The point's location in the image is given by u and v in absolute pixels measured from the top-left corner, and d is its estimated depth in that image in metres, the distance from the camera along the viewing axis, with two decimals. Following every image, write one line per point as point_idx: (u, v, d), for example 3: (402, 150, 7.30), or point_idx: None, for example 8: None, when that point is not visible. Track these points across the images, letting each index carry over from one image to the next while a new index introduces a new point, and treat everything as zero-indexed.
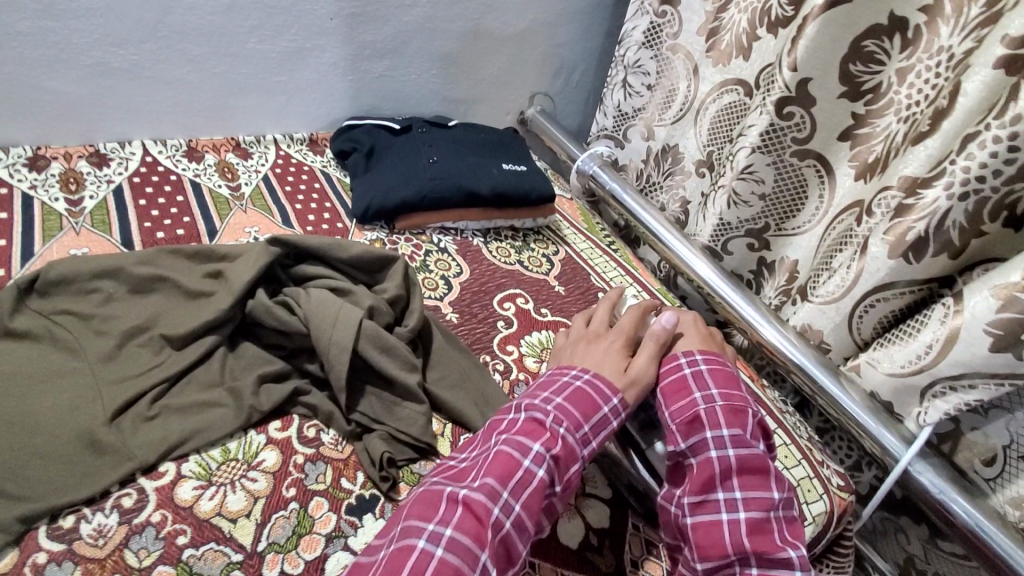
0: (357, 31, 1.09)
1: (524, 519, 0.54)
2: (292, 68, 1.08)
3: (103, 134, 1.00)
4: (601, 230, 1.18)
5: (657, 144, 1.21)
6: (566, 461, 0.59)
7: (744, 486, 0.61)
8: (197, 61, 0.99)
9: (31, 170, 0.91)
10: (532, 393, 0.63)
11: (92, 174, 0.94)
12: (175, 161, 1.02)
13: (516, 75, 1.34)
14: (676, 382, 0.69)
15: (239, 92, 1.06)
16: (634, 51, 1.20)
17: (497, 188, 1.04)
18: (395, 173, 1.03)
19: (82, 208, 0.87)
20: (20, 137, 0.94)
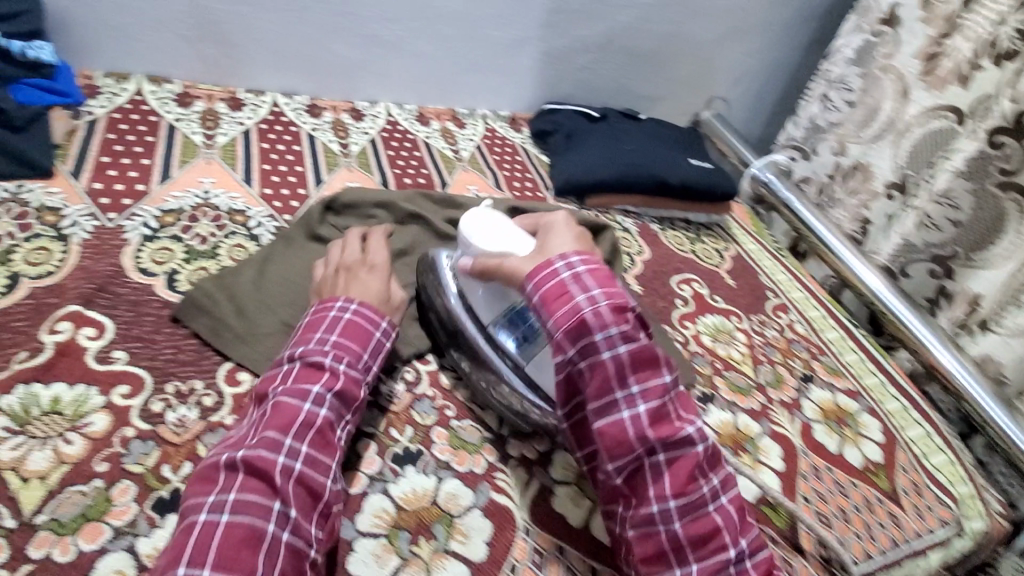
0: (514, 11, 1.13)
1: (317, 455, 0.53)
2: (436, 37, 1.12)
3: (243, 81, 1.06)
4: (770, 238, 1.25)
5: (847, 161, 1.28)
6: (353, 390, 0.58)
7: (642, 382, 0.57)
8: (356, 21, 1.05)
9: (179, 104, 0.99)
10: (301, 339, 0.59)
11: (228, 115, 1.01)
12: (297, 114, 1.07)
13: (649, 69, 1.35)
14: (597, 271, 0.60)
15: (376, 58, 1.11)
16: (842, 67, 1.28)
17: (686, 181, 1.11)
18: (595, 155, 1.12)
19: (214, 141, 0.95)
20: (174, 73, 1.02)
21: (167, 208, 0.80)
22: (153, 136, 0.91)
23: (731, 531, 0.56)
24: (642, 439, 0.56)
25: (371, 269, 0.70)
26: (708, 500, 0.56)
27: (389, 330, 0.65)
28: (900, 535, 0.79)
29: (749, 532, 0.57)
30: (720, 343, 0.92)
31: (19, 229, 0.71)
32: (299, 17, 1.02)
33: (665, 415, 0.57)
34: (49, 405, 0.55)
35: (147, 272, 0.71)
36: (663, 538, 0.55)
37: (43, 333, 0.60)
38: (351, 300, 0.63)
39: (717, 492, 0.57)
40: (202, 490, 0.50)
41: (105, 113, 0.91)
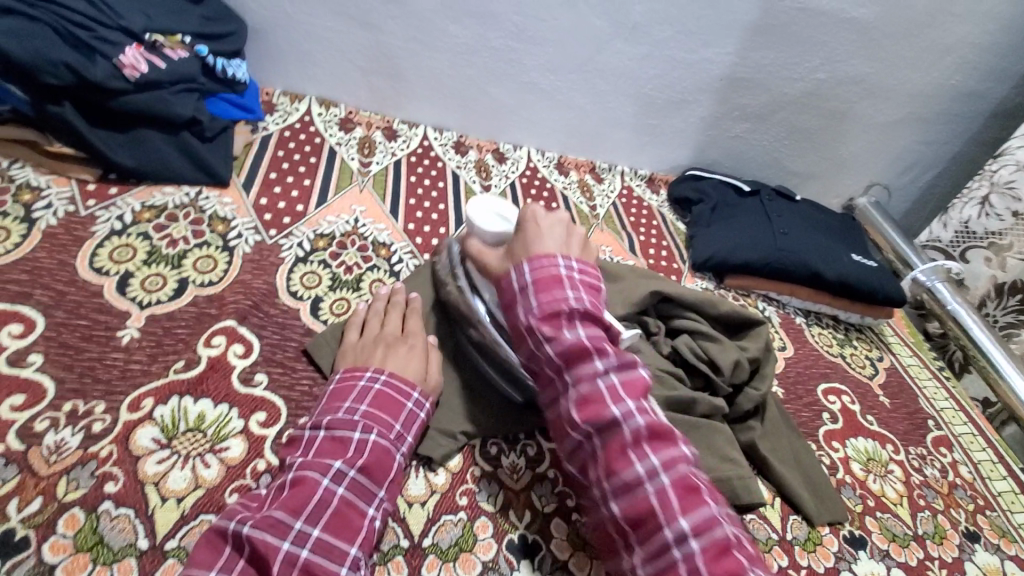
0: (680, 74, 1.09)
1: (331, 539, 0.47)
2: (593, 92, 1.10)
3: (401, 113, 1.10)
4: (929, 351, 1.09)
5: (1007, 277, 1.12)
6: (382, 467, 0.53)
7: (575, 373, 0.55)
8: (522, 71, 1.06)
9: (341, 130, 1.03)
10: (329, 408, 0.55)
11: (383, 144, 1.04)
12: (444, 150, 1.09)
13: (807, 147, 1.25)
14: (541, 278, 0.60)
15: (531, 105, 1.11)
16: (1011, 171, 1.09)
17: (845, 277, 1.00)
18: (742, 233, 1.04)
19: (368, 169, 0.98)
20: (342, 99, 1.07)
21: (321, 232, 0.82)
22: (315, 158, 0.95)
23: (665, 515, 0.49)
24: (573, 424, 0.55)
25: (410, 347, 0.63)
26: (644, 481, 0.50)
27: (424, 402, 0.60)
28: None
29: (691, 510, 0.49)
30: (872, 475, 0.79)
31: (192, 235, 0.74)
32: (466, 60, 1.04)
33: (591, 403, 0.54)
34: (194, 422, 0.55)
35: (296, 296, 0.72)
36: (608, 517, 0.53)
37: (200, 345, 0.62)
38: (381, 370, 0.59)
39: (684, 536, 0.48)
40: (207, 564, 0.45)
41: (277, 131, 0.96)
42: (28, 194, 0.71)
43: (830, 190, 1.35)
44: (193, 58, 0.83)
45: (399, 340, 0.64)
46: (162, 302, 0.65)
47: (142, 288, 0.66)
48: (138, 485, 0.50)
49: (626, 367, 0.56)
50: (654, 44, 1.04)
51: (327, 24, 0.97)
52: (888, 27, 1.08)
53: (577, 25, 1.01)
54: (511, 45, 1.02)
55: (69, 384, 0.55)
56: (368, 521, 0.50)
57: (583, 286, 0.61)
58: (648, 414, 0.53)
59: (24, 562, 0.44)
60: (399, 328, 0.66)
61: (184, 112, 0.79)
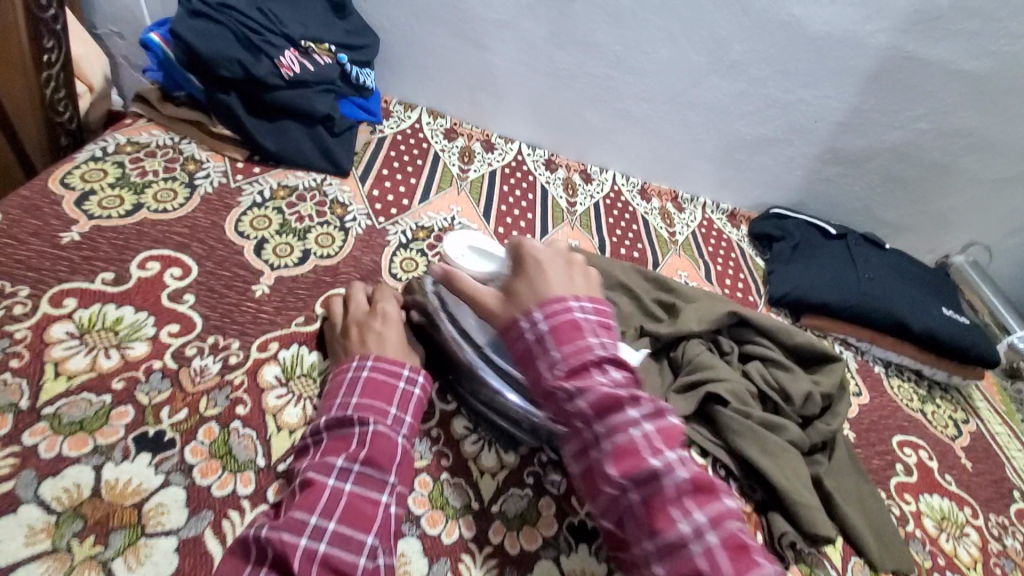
0: (775, 113, 1.11)
1: (348, 531, 0.45)
2: (685, 124, 1.14)
3: (500, 128, 1.19)
4: (1021, 423, 1.02)
5: None
6: (386, 454, 0.51)
7: (609, 424, 0.47)
8: (618, 98, 1.12)
9: (446, 138, 1.12)
10: (324, 407, 0.55)
11: (481, 155, 1.13)
12: (536, 165, 1.16)
13: (903, 197, 1.23)
14: (561, 322, 0.52)
15: (620, 132, 1.17)
16: None
17: (931, 329, 0.98)
18: (824, 274, 1.04)
19: (466, 175, 1.06)
20: (449, 110, 1.17)
21: (422, 224, 0.91)
22: (421, 161, 1.04)
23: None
24: (609, 480, 0.47)
25: (384, 321, 0.63)
26: (691, 543, 0.43)
27: (416, 376, 0.58)
28: None
29: None
30: (946, 534, 0.76)
31: (315, 214, 0.84)
32: (566, 84, 1.12)
33: (623, 457, 0.46)
34: (308, 368, 0.64)
35: (396, 278, 0.80)
36: None
37: (317, 306, 0.71)
38: (366, 357, 0.58)
39: None
40: (235, 572, 0.43)
41: (391, 134, 1.07)
42: (192, 165, 0.84)
43: (924, 244, 1.30)
44: (334, 65, 0.95)
45: (369, 317, 0.63)
46: (288, 266, 0.75)
47: (273, 253, 0.76)
48: (260, 412, 0.58)
49: (663, 414, 0.49)
50: (750, 84, 1.08)
51: (446, 44, 1.08)
52: (1000, 82, 1.06)
53: (677, 60, 1.06)
54: (611, 74, 1.09)
55: (213, 322, 0.65)
56: (382, 509, 0.48)
57: (599, 322, 0.54)
58: (693, 467, 0.46)
59: (170, 458, 0.53)
60: (365, 304, 0.66)
61: (322, 109, 0.90)
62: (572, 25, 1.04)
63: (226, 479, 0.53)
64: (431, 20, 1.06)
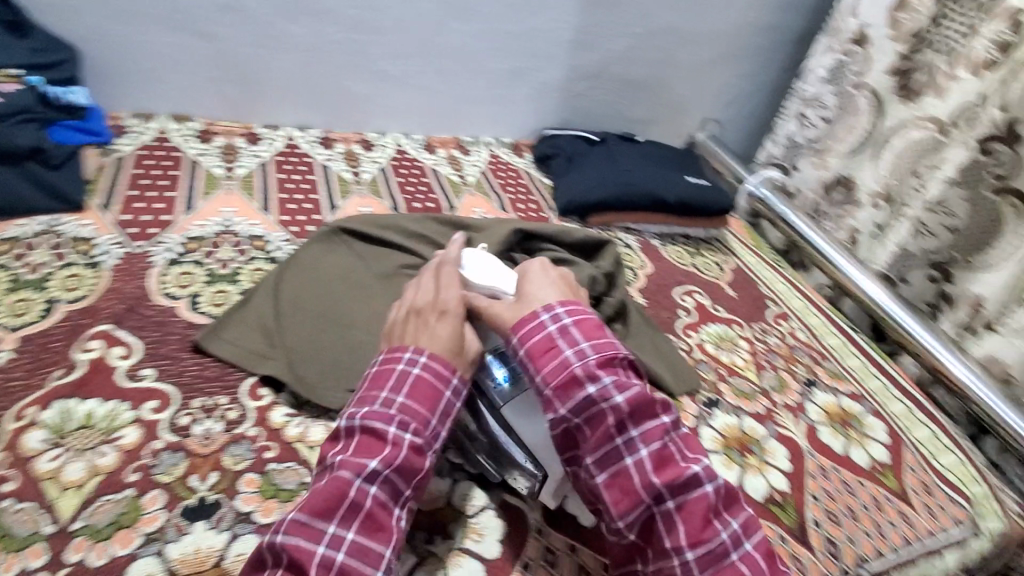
0: (514, 44, 1.20)
1: (364, 542, 0.49)
2: (439, 71, 1.18)
3: (258, 115, 1.12)
4: (766, 248, 1.27)
5: (829, 175, 1.32)
6: (412, 463, 0.52)
7: (415, 398, 0.55)
8: (365, 53, 1.11)
9: (200, 141, 1.04)
10: (366, 398, 0.54)
11: (246, 148, 1.06)
12: (311, 145, 1.12)
13: (640, 94, 1.41)
14: (416, 386, 0.55)
15: (382, 88, 1.17)
16: (815, 86, 1.35)
17: (683, 197, 1.16)
18: (594, 175, 1.17)
19: (234, 173, 1.00)
20: (195, 112, 1.08)
21: (192, 235, 0.85)
22: (174, 174, 0.95)
23: (686, 532, 0.53)
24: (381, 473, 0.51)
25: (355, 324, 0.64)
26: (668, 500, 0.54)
27: (417, 358, 0.57)
28: (911, 536, 0.76)
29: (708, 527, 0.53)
30: (724, 350, 0.94)
31: (54, 258, 0.75)
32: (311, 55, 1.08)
33: (605, 449, 0.55)
34: (84, 419, 0.58)
35: (174, 296, 0.74)
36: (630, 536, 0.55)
37: (77, 351, 0.64)
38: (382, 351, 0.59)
39: (667, 494, 0.54)
40: None
41: (131, 150, 0.96)
42: None
43: (674, 129, 1.52)
44: (27, 90, 0.85)
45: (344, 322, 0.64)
46: (33, 321, 0.66)
47: (8, 314, 0.66)
48: (34, 482, 0.53)
49: (625, 383, 0.56)
50: (484, 21, 1.15)
51: (168, 40, 0.99)
52: None
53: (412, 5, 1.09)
54: (353, 37, 1.08)
55: None
56: (397, 517, 0.52)
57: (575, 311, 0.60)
58: (627, 389, 0.56)
59: None
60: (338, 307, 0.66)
61: (26, 141, 0.80)
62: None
63: (10, 562, 0.48)
64: (140, 18, 0.96)
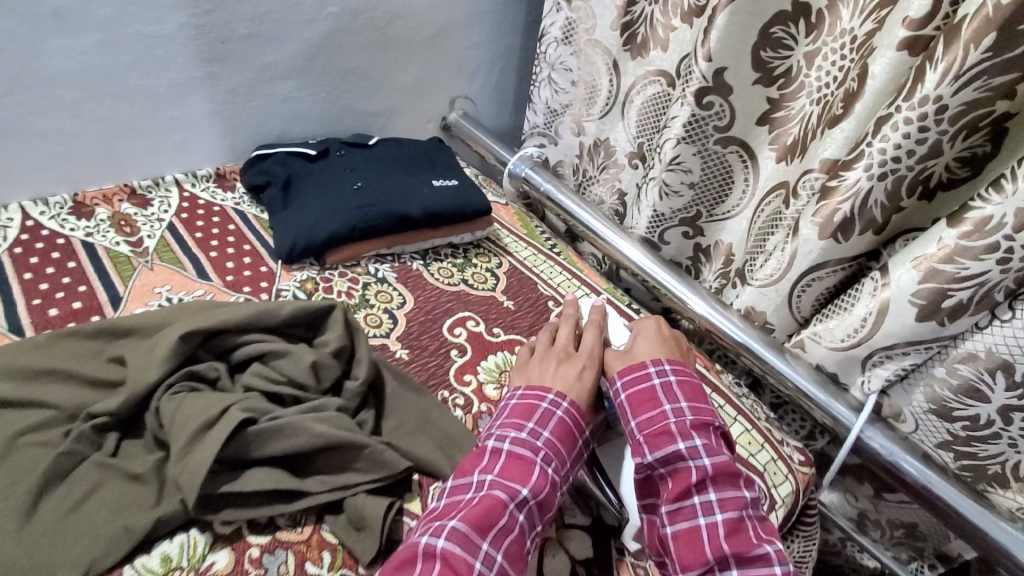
0: (334, 54, 1.16)
1: (508, 568, 0.56)
2: (296, 91, 1.15)
3: (136, 174, 1.05)
4: (541, 236, 1.22)
5: (589, 139, 1.26)
6: (551, 497, 0.63)
7: (695, 412, 0.69)
8: (221, 96, 1.07)
9: (80, 218, 0.97)
10: (517, 425, 0.66)
11: (140, 215, 1.01)
12: (212, 194, 1.09)
13: (453, 75, 1.35)
14: (685, 383, 0.72)
15: (259, 125, 1.15)
16: (555, 48, 1.23)
17: (430, 209, 1.05)
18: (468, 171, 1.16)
19: (145, 248, 0.95)
20: (54, 189, 0.99)
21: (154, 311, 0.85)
22: (86, 275, 0.88)
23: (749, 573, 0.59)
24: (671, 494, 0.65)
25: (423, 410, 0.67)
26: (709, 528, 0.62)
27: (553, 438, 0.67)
28: (762, 496, 0.82)
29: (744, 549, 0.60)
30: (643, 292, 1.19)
31: None
32: (101, 99, 0.95)
33: (681, 502, 0.64)
34: (163, 565, 0.57)
35: None
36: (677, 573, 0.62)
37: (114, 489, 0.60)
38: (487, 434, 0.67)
39: (726, 562, 0.60)
40: None
41: (4, 249, 0.89)
42: None
43: None
44: None
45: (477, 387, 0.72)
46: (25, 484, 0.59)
47: None
48: None
49: (715, 450, 0.66)
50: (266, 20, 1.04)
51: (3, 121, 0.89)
52: None
53: (152, 38, 0.94)
54: (194, 76, 1.01)
55: None
56: (527, 549, 0.59)
57: (683, 386, 0.72)
58: (715, 456, 0.65)
59: None
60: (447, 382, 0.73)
61: None
62: (29, 58, 0.86)
63: None
64: None
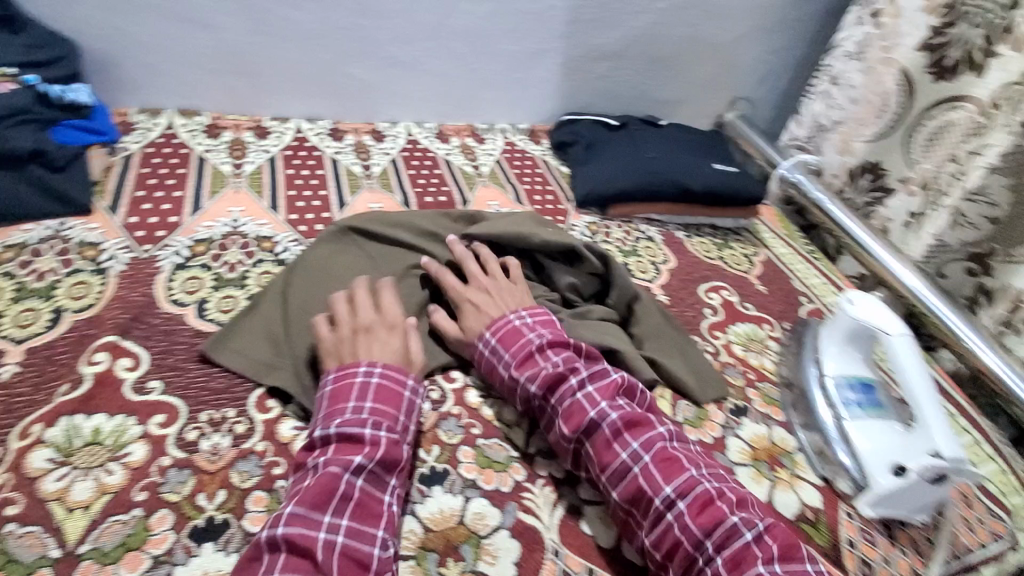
0: (587, 34, 1.19)
1: (359, 526, 0.51)
2: (449, 53, 1.12)
3: (268, 111, 1.10)
4: (799, 237, 1.20)
5: (856, 160, 1.24)
6: (394, 455, 0.56)
7: (517, 356, 0.67)
8: (408, 35, 1.08)
9: (208, 136, 1.02)
10: (335, 411, 0.57)
11: (255, 143, 1.04)
12: (321, 138, 1.10)
13: (726, 81, 1.39)
14: (505, 331, 0.68)
15: (385, 61, 1.10)
16: (842, 62, 1.25)
17: (710, 187, 1.09)
18: (616, 165, 1.11)
19: (242, 171, 0.97)
20: (205, 104, 1.05)
21: (199, 238, 0.82)
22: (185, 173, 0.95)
23: (765, 548, 0.52)
24: (565, 438, 0.62)
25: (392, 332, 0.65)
26: (668, 510, 0.56)
27: (418, 386, 0.63)
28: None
29: (674, 476, 0.57)
30: (752, 353, 0.89)
31: (63, 265, 0.74)
32: (262, 36, 1.01)
33: (614, 466, 0.59)
34: (90, 436, 0.57)
35: (181, 303, 0.73)
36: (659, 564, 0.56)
37: (82, 365, 0.63)
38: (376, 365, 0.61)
39: (672, 500, 0.56)
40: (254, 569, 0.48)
41: (139, 149, 0.95)
42: None
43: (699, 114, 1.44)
44: (24, 89, 0.82)
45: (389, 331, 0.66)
46: (39, 333, 0.65)
47: (14, 324, 0.66)
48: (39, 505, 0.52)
49: (600, 375, 0.65)
50: None
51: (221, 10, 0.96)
52: None
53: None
54: (359, 21, 1.04)
55: None
56: (387, 507, 0.54)
57: (500, 329, 0.69)
58: (620, 408, 0.62)
59: None
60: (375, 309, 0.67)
61: (24, 143, 0.78)
62: None
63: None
64: None
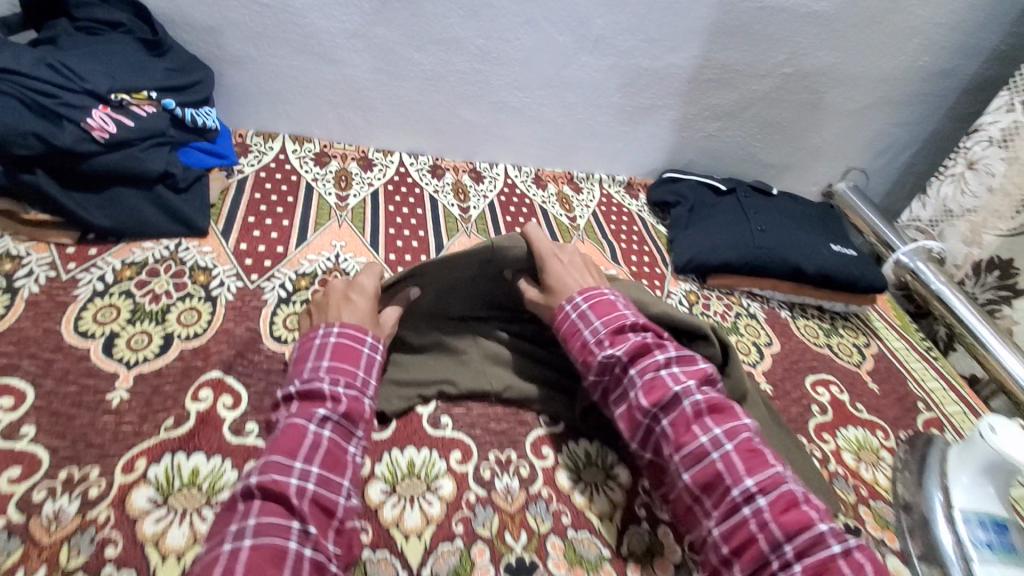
0: (704, 93, 1.15)
1: (329, 474, 0.51)
2: (564, 105, 1.11)
3: (374, 141, 1.11)
4: (916, 332, 1.10)
5: (983, 254, 1.16)
6: (358, 409, 0.57)
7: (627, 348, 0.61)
8: (523, 82, 1.07)
9: (317, 164, 1.04)
10: (296, 371, 0.59)
11: (359, 175, 1.05)
12: (422, 175, 1.10)
13: (839, 149, 1.31)
14: (599, 302, 0.65)
15: (496, 105, 1.09)
16: (984, 147, 1.13)
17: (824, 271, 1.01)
18: (721, 234, 1.04)
19: (346, 204, 0.98)
20: (315, 132, 1.08)
21: (303, 271, 0.83)
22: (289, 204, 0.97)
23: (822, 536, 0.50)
24: (638, 406, 0.59)
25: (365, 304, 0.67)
26: (742, 504, 0.53)
27: (377, 343, 0.63)
28: None
29: (756, 470, 0.54)
30: (864, 463, 0.80)
31: (174, 289, 0.75)
32: (380, 77, 1.02)
33: (687, 449, 0.56)
34: (188, 477, 0.56)
35: (282, 339, 0.72)
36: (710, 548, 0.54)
37: (187, 401, 0.63)
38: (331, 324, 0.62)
39: (751, 494, 0.53)
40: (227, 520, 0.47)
41: (253, 172, 0.98)
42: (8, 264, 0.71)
43: (807, 178, 1.36)
44: (161, 113, 0.83)
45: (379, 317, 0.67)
46: (148, 359, 0.66)
47: (127, 348, 0.66)
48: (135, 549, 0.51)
49: (687, 360, 0.62)
50: (631, 47, 1.04)
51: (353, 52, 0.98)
52: (849, 18, 1.09)
53: (488, 47, 1.01)
54: (477, 67, 1.03)
55: (63, 452, 0.56)
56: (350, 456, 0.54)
57: (597, 309, 0.65)
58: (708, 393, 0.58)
59: None
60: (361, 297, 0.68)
61: (157, 166, 0.79)
62: (429, 21, 0.97)
63: None
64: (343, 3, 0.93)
